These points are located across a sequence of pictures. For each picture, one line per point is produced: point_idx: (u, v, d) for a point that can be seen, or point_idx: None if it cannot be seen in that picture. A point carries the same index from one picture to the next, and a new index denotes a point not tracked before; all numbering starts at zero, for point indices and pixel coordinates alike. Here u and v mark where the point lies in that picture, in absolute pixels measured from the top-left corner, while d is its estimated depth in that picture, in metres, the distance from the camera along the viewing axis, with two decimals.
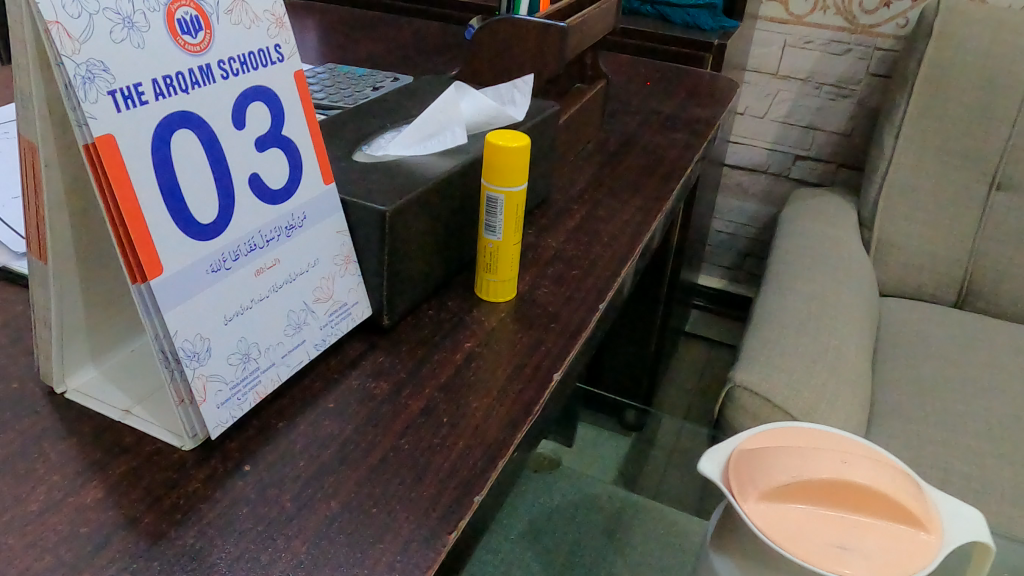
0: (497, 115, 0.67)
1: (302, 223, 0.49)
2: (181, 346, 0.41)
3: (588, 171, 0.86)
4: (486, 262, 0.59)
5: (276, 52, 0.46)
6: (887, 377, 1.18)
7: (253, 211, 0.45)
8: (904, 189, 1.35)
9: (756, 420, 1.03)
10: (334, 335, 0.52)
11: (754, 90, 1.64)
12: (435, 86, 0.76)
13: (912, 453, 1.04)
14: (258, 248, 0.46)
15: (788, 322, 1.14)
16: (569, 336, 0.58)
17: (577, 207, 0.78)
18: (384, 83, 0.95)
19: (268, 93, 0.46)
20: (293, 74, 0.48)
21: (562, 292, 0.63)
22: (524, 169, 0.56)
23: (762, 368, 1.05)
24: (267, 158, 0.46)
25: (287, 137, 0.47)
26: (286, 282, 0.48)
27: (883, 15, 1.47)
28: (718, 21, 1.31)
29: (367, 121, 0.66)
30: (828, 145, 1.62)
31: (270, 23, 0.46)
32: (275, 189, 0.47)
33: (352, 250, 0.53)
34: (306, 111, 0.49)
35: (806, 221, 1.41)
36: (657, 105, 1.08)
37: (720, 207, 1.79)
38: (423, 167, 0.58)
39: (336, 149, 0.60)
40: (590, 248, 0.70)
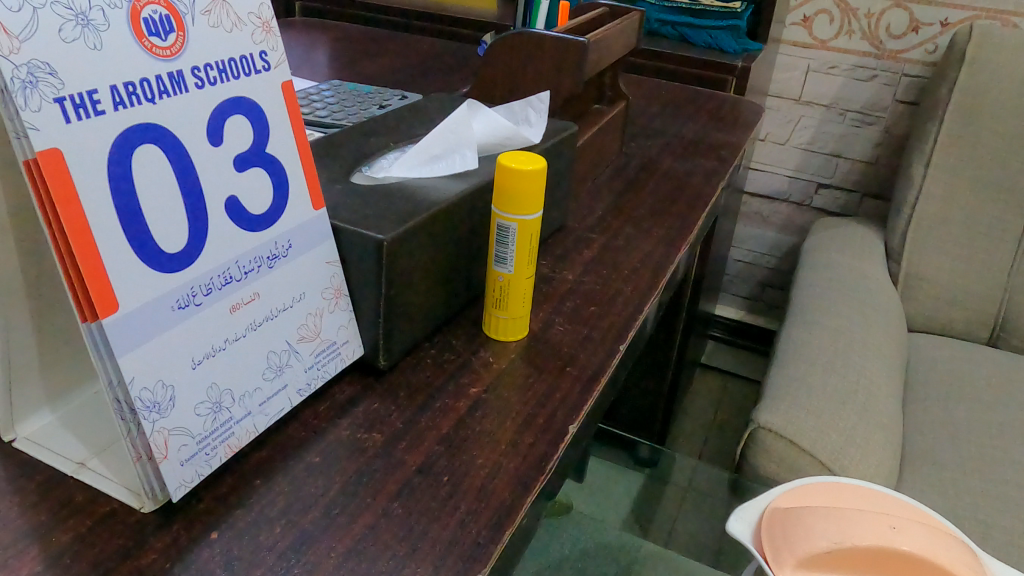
0: (512, 135, 0.60)
1: (286, 252, 0.43)
2: (137, 396, 0.35)
3: (606, 197, 0.80)
4: (495, 298, 0.53)
5: (262, 60, 0.41)
6: (919, 419, 1.12)
7: (230, 239, 0.40)
8: (935, 220, 1.29)
9: (782, 465, 0.95)
10: (320, 378, 0.46)
11: (776, 116, 1.59)
12: (444, 104, 0.70)
13: (948, 503, 0.97)
14: (234, 281, 0.40)
15: (814, 359, 1.07)
16: (586, 383, 0.52)
17: (594, 236, 0.72)
18: (391, 100, 0.90)
19: (250, 105, 0.40)
20: (280, 85, 0.42)
21: (579, 330, 0.57)
22: (539, 196, 0.51)
23: (787, 409, 0.98)
24: (248, 180, 0.40)
25: (271, 156, 0.42)
26: (267, 320, 0.42)
27: (910, 40, 1.41)
28: (741, 43, 1.26)
29: (369, 141, 0.61)
30: (852, 173, 1.57)
31: (256, 27, 0.41)
32: (256, 214, 0.41)
33: (344, 283, 0.48)
34: (295, 127, 0.43)
35: (831, 252, 1.35)
36: (679, 129, 1.03)
37: (738, 235, 1.73)
38: (427, 191, 0.53)
39: (333, 170, 0.55)
40: (609, 282, 0.64)
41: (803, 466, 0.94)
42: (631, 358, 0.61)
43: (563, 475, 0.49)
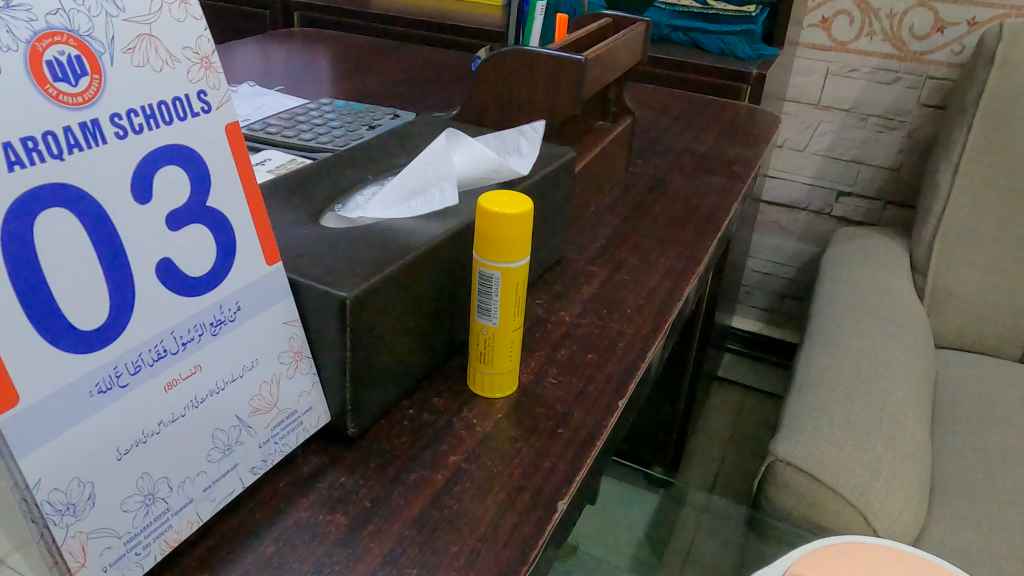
0: (499, 167, 0.55)
1: (234, 316, 0.38)
2: (45, 500, 0.30)
3: (610, 223, 0.75)
4: (479, 352, 0.48)
5: (200, 101, 0.36)
6: (949, 446, 1.05)
7: (162, 308, 0.35)
8: (964, 231, 1.22)
9: (801, 500, 0.89)
10: (277, 453, 0.41)
11: (793, 122, 1.52)
12: (431, 128, 0.65)
13: (984, 539, 0.90)
14: (169, 355, 0.35)
15: (836, 384, 1.01)
16: (579, 447, 0.46)
17: (595, 269, 0.67)
18: (382, 119, 0.85)
19: (186, 154, 0.35)
20: (225, 127, 0.37)
21: (574, 383, 0.52)
22: (526, 240, 0.45)
23: (808, 439, 0.92)
24: (186, 239, 0.35)
25: (214, 209, 0.37)
26: (211, 395, 0.37)
27: (936, 41, 1.34)
28: (756, 48, 1.20)
29: (345, 174, 0.56)
30: (874, 180, 1.50)
31: (192, 64, 0.36)
32: (195, 277, 0.36)
33: (305, 344, 0.43)
34: (244, 174, 0.38)
35: (853, 265, 1.29)
36: (689, 143, 0.97)
37: (756, 245, 1.66)
38: (403, 234, 0.48)
39: (301, 212, 0.50)
40: (609, 323, 0.59)
41: (824, 502, 0.88)
42: (633, 409, 0.56)
43: (552, 555, 0.44)
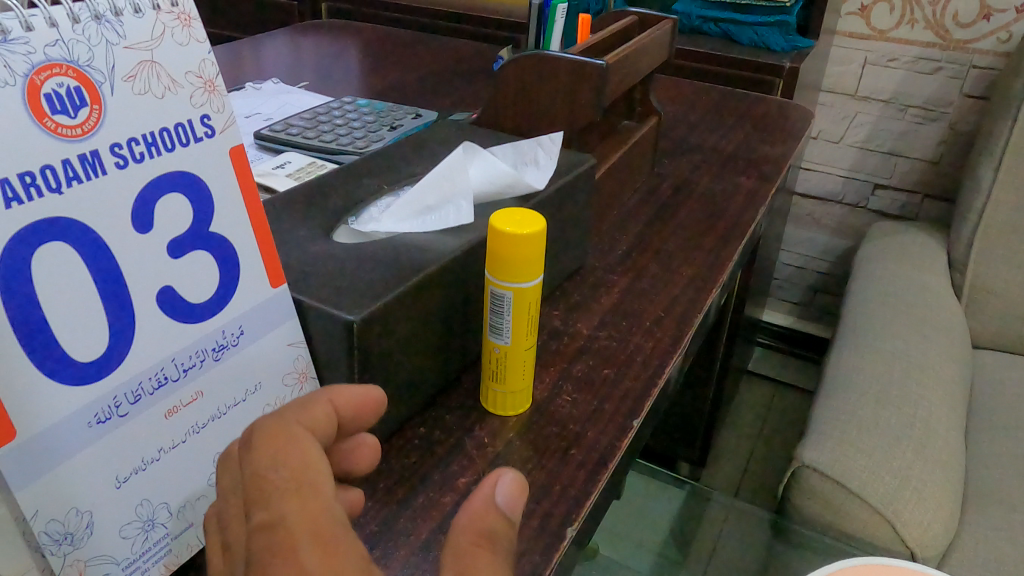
0: (514, 182, 0.54)
1: (236, 341, 0.38)
2: (42, 531, 0.31)
3: (633, 228, 0.74)
4: (492, 371, 0.48)
5: (203, 125, 0.35)
6: (985, 451, 1.02)
7: (163, 335, 0.34)
8: (1005, 228, 1.18)
9: (828, 507, 0.88)
10: None
11: (829, 113, 1.48)
12: (450, 132, 0.64)
13: (1019, 548, 0.87)
14: (170, 382, 0.35)
15: (866, 387, 0.99)
16: (590, 471, 0.46)
17: (615, 278, 0.65)
18: (405, 119, 0.84)
19: (187, 181, 0.35)
20: (228, 151, 0.37)
21: (589, 401, 0.51)
22: (539, 260, 0.44)
23: (835, 446, 0.90)
24: (187, 266, 0.35)
25: (216, 234, 0.36)
26: (212, 419, 0.37)
27: (980, 29, 1.30)
28: (790, 40, 1.16)
29: (360, 184, 0.55)
30: (913, 173, 1.45)
31: (196, 88, 0.35)
32: (196, 302, 0.36)
33: (310, 365, 0.42)
34: (247, 196, 0.38)
35: (888, 262, 1.25)
36: (718, 141, 0.95)
37: (788, 239, 1.63)
38: (414, 251, 0.47)
39: (313, 226, 0.49)
40: (627, 336, 0.58)
41: (851, 509, 0.86)
42: (650, 425, 0.55)
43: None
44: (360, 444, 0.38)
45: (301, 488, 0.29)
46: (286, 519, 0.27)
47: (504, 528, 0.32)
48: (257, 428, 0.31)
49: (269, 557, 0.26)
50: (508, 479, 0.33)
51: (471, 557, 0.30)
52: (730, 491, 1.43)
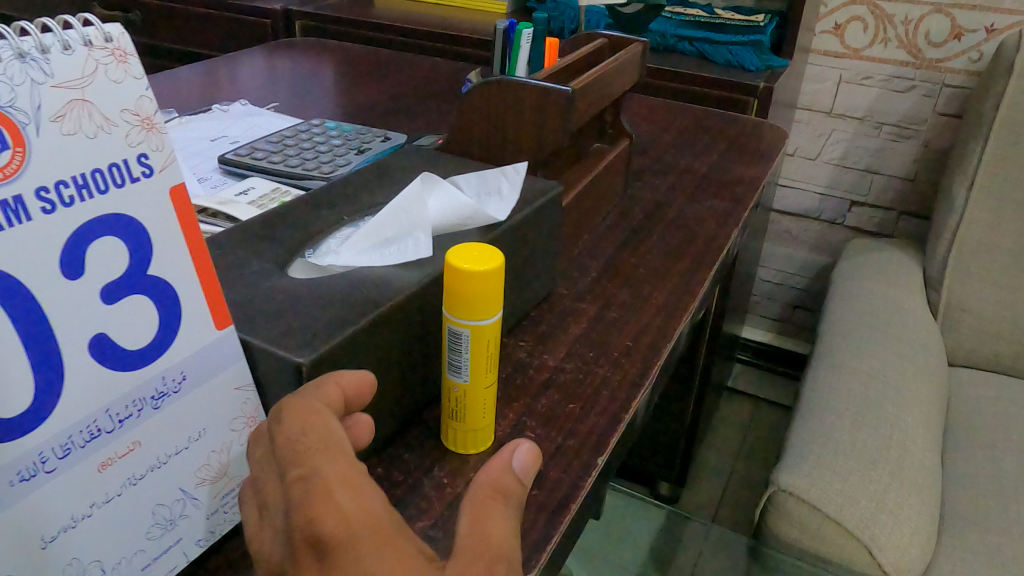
0: (475, 215, 0.53)
1: (178, 387, 0.36)
2: None
3: (603, 253, 0.73)
4: (452, 409, 0.46)
5: (140, 164, 0.34)
6: (961, 471, 1.02)
7: (95, 386, 0.33)
8: (979, 247, 1.19)
9: (804, 531, 0.87)
10: (228, 522, 0.39)
11: (805, 130, 1.48)
12: (414, 159, 0.63)
13: (994, 572, 0.86)
14: (103, 434, 0.34)
15: (842, 408, 0.98)
16: (551, 513, 0.45)
17: (583, 306, 0.64)
18: (373, 142, 0.83)
19: (123, 223, 0.34)
20: (169, 190, 0.35)
21: (552, 438, 0.50)
22: (499, 296, 0.43)
23: (811, 469, 0.89)
24: (123, 312, 0.34)
25: (155, 277, 0.35)
26: (151, 470, 0.36)
27: (953, 48, 1.30)
28: (764, 59, 1.16)
29: (319, 215, 0.54)
30: (888, 190, 1.46)
31: (132, 126, 0.34)
32: (132, 350, 0.34)
33: (260, 407, 0.41)
34: (190, 236, 0.36)
35: (864, 280, 1.25)
36: (692, 162, 0.95)
37: (766, 255, 1.63)
38: (371, 286, 0.46)
39: (268, 259, 0.48)
40: (594, 368, 0.57)
41: (827, 534, 0.85)
42: (618, 459, 0.54)
43: None
44: (357, 420, 0.38)
45: (331, 448, 0.31)
46: (322, 475, 0.30)
47: (518, 487, 0.37)
48: (286, 405, 0.33)
49: (309, 502, 0.29)
50: (524, 451, 0.39)
51: (487, 505, 0.34)
52: (710, 509, 1.42)
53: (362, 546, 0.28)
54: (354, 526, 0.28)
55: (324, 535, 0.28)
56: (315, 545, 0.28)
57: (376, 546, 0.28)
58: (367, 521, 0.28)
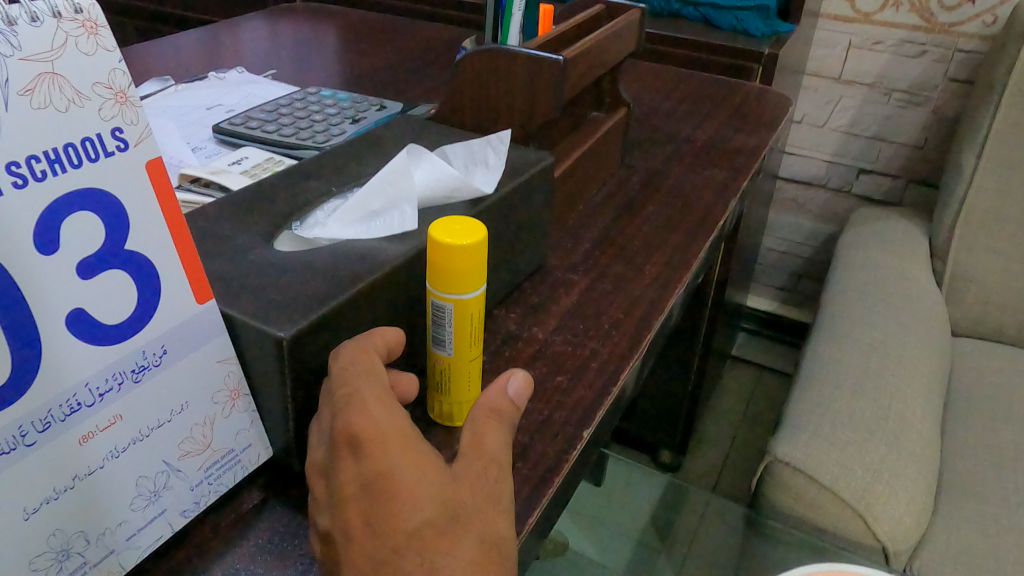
0: (461, 186, 0.52)
1: (158, 361, 0.37)
2: None
3: (598, 224, 0.72)
4: (437, 381, 0.47)
5: (115, 138, 0.34)
6: (960, 441, 1.01)
7: (73, 361, 0.33)
8: (987, 216, 1.17)
9: (801, 501, 0.87)
10: (212, 493, 0.40)
11: (813, 96, 1.46)
12: (406, 130, 0.63)
13: (990, 541, 0.87)
14: (84, 408, 0.34)
15: (841, 378, 0.97)
16: (535, 486, 0.45)
17: (575, 278, 0.64)
18: (368, 111, 0.83)
19: (100, 198, 0.34)
20: (145, 164, 0.35)
21: (539, 411, 0.50)
22: (482, 270, 0.43)
23: (808, 439, 0.89)
24: (101, 286, 0.34)
25: (132, 252, 0.35)
26: (133, 442, 0.36)
27: (966, 12, 1.27)
28: (770, 25, 1.14)
29: (307, 187, 0.53)
30: (896, 158, 1.44)
31: (105, 100, 0.33)
32: (111, 324, 0.34)
33: (243, 381, 0.41)
34: (168, 209, 0.36)
35: (869, 250, 1.24)
36: (693, 131, 0.93)
37: (772, 224, 1.62)
38: (356, 258, 0.46)
39: (253, 232, 0.48)
40: (584, 341, 0.57)
41: (823, 504, 0.85)
42: (605, 431, 0.54)
43: None
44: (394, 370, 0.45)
45: (370, 376, 0.39)
46: (361, 396, 0.37)
47: (511, 410, 0.42)
48: (343, 345, 0.41)
49: (349, 414, 0.37)
50: (520, 377, 0.43)
51: (483, 425, 0.40)
52: (711, 478, 1.43)
53: (388, 445, 0.36)
54: (382, 430, 0.36)
55: (358, 436, 0.36)
56: (350, 442, 0.36)
57: (397, 446, 0.36)
58: (392, 428, 0.36)
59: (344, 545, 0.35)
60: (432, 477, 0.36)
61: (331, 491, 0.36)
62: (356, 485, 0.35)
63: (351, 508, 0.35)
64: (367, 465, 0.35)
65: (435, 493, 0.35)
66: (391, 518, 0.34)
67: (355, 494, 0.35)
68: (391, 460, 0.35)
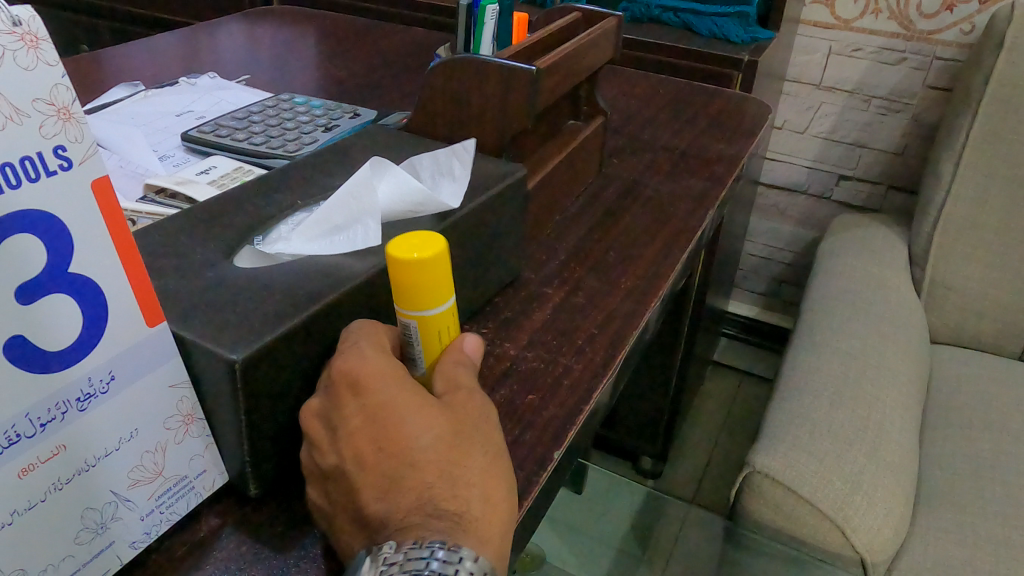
0: (426, 201, 0.51)
1: (106, 388, 0.35)
2: None
3: (573, 235, 0.71)
4: None
5: (57, 157, 0.32)
6: (939, 450, 1.01)
7: (13, 391, 0.32)
8: (965, 224, 1.17)
9: (779, 513, 0.86)
10: (163, 522, 0.39)
11: (794, 102, 1.46)
12: (377, 140, 0.61)
13: (969, 552, 0.86)
14: (24, 439, 0.32)
15: (820, 388, 0.97)
16: None
17: (549, 291, 0.63)
18: (342, 118, 0.81)
19: (42, 220, 0.32)
20: (91, 183, 0.34)
21: (508, 430, 0.49)
22: (446, 282, 0.41)
23: (787, 450, 0.88)
24: (43, 312, 0.32)
25: (78, 275, 0.34)
26: (79, 472, 0.35)
27: (944, 19, 1.27)
28: (750, 32, 1.14)
29: (270, 199, 0.52)
30: (876, 165, 1.44)
31: (47, 117, 0.32)
32: (54, 351, 0.33)
33: (196, 406, 0.40)
34: (115, 230, 0.35)
35: (849, 257, 1.24)
36: (671, 138, 0.93)
37: (753, 229, 1.61)
38: (317, 276, 0.44)
39: (214, 247, 0.46)
40: (557, 357, 0.56)
41: (802, 516, 0.85)
42: (577, 451, 0.53)
43: None
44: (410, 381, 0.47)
45: (362, 334, 0.43)
46: (358, 346, 0.41)
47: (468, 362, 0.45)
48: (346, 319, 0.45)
49: (342, 360, 0.41)
50: (472, 338, 0.46)
51: (453, 367, 0.43)
52: (692, 486, 1.42)
53: (387, 379, 0.40)
54: (378, 368, 0.40)
55: (354, 374, 0.40)
56: (350, 382, 0.40)
57: (398, 383, 0.40)
58: (388, 368, 0.40)
59: (359, 476, 0.38)
60: (433, 401, 0.40)
61: (332, 431, 0.40)
62: (361, 417, 0.39)
63: (358, 439, 0.38)
64: (371, 399, 0.39)
65: (438, 418, 0.39)
66: (401, 439, 0.38)
67: (361, 427, 0.39)
68: (392, 393, 0.40)
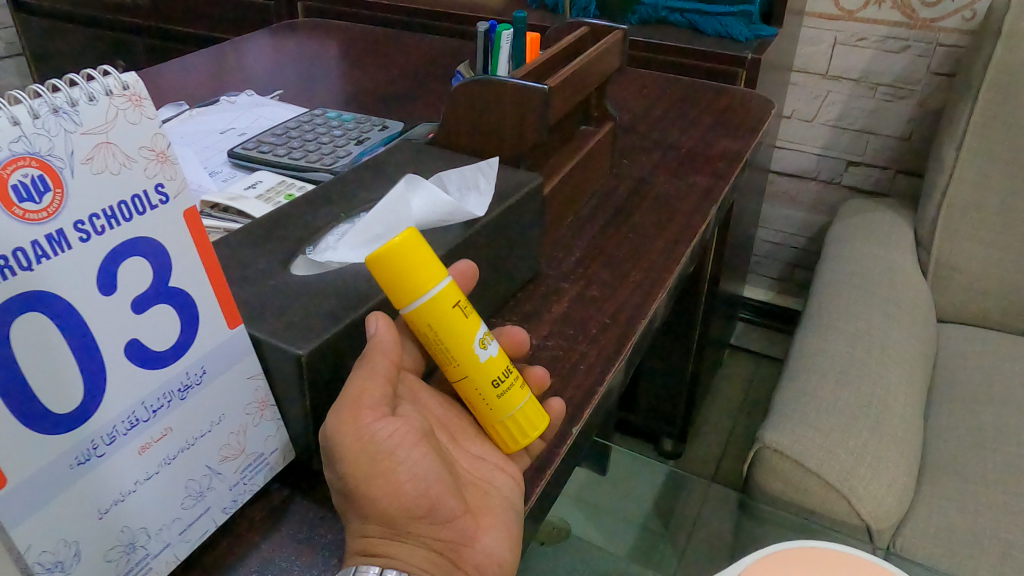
0: (454, 210, 0.58)
1: (200, 379, 0.43)
2: (35, 561, 0.36)
3: (587, 234, 0.78)
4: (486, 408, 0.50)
5: (158, 193, 0.40)
6: (944, 424, 1.07)
7: (132, 384, 0.39)
8: (968, 205, 1.22)
9: (790, 485, 0.92)
10: (247, 492, 0.47)
11: (801, 92, 1.51)
12: (407, 155, 0.68)
13: (967, 517, 0.92)
14: (141, 423, 0.40)
15: (826, 367, 1.03)
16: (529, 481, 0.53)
17: (566, 286, 0.70)
18: (371, 131, 0.88)
19: (149, 245, 0.40)
20: (183, 213, 0.41)
21: None
22: (429, 269, 0.46)
23: (795, 427, 0.94)
24: (151, 319, 0.40)
25: (177, 288, 0.41)
26: (181, 450, 0.42)
27: (946, 8, 1.32)
28: (753, 29, 1.19)
29: (319, 213, 0.59)
30: (884, 150, 1.49)
31: (149, 160, 0.39)
32: (161, 351, 0.41)
33: (269, 393, 0.47)
34: (202, 249, 0.42)
35: (855, 241, 1.29)
36: (678, 137, 0.99)
37: (766, 216, 1.67)
38: (364, 280, 0.52)
39: (273, 258, 0.54)
40: (574, 345, 0.63)
41: (810, 486, 0.91)
42: (595, 425, 0.60)
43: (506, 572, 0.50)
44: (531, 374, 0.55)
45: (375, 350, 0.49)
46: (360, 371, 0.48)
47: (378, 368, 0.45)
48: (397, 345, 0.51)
49: None
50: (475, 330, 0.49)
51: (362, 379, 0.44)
52: (711, 466, 1.48)
53: None
54: None
55: None
56: None
57: None
58: None
59: None
60: None
61: None
62: None
63: None
64: None
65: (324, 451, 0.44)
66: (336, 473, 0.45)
67: None
68: None
